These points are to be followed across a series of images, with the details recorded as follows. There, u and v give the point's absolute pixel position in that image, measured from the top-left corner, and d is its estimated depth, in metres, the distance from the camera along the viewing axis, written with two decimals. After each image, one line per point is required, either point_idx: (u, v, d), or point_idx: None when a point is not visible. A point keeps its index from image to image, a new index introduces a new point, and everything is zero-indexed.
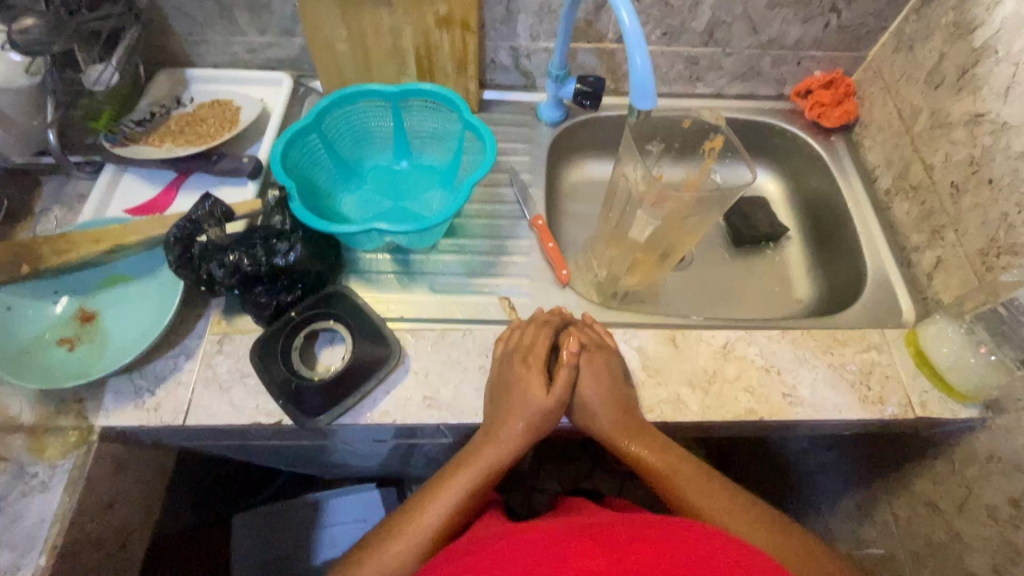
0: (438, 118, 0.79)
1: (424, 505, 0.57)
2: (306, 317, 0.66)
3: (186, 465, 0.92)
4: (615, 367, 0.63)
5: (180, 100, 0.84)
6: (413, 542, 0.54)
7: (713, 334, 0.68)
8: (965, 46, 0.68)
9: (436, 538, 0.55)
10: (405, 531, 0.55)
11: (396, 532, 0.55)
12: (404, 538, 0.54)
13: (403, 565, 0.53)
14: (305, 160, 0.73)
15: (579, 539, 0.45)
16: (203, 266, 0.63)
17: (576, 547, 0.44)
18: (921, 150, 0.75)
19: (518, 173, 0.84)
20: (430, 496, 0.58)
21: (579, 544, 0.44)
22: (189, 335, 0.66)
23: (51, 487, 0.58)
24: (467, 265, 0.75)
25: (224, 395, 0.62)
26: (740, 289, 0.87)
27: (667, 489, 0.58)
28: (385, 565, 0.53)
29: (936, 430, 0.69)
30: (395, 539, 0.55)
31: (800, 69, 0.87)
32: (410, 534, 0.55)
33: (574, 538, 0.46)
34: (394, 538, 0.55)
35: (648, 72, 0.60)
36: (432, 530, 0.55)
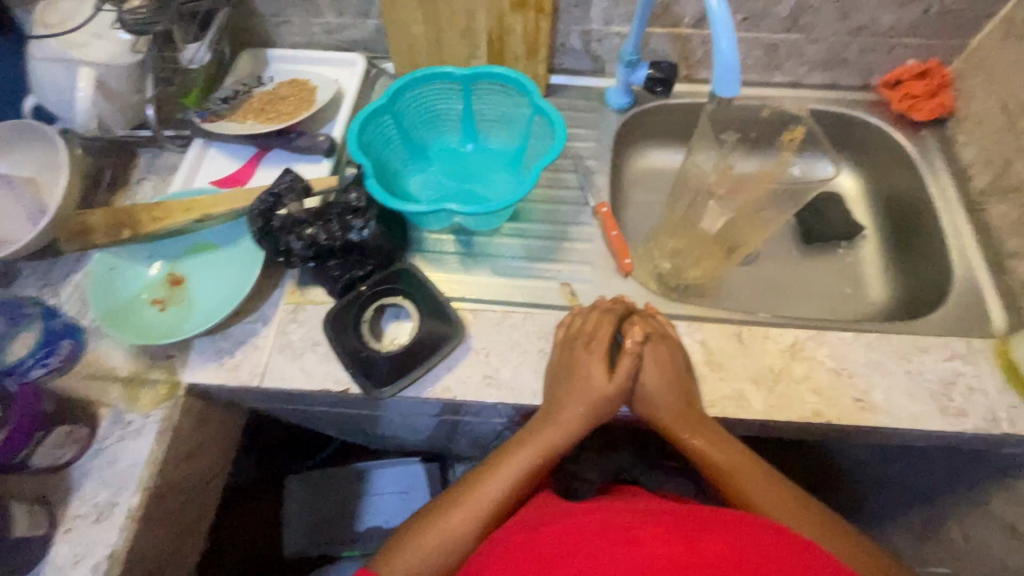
0: (507, 102, 0.79)
1: (483, 479, 0.58)
2: (375, 291, 0.68)
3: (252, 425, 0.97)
4: (679, 359, 0.62)
5: (261, 79, 0.87)
6: (472, 514, 0.56)
7: (781, 333, 0.66)
8: None
9: (494, 512, 0.57)
10: (465, 502, 0.57)
11: (456, 502, 0.57)
12: (464, 508, 0.56)
13: (462, 536, 0.55)
14: (378, 140, 0.76)
15: (645, 525, 0.45)
16: (283, 238, 0.66)
17: (642, 533, 0.44)
18: None
19: (583, 159, 0.84)
20: (488, 470, 0.59)
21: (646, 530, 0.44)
22: (266, 303, 0.70)
23: (144, 434, 0.63)
24: (529, 250, 0.76)
25: (296, 360, 0.66)
26: (808, 287, 0.84)
27: (729, 485, 0.57)
28: (446, 534, 0.55)
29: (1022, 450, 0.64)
30: (456, 509, 0.56)
31: (891, 57, 0.82)
32: (470, 504, 0.56)
33: (640, 522, 0.46)
34: (455, 508, 0.56)
35: (735, 57, 0.58)
36: (490, 503, 0.57)
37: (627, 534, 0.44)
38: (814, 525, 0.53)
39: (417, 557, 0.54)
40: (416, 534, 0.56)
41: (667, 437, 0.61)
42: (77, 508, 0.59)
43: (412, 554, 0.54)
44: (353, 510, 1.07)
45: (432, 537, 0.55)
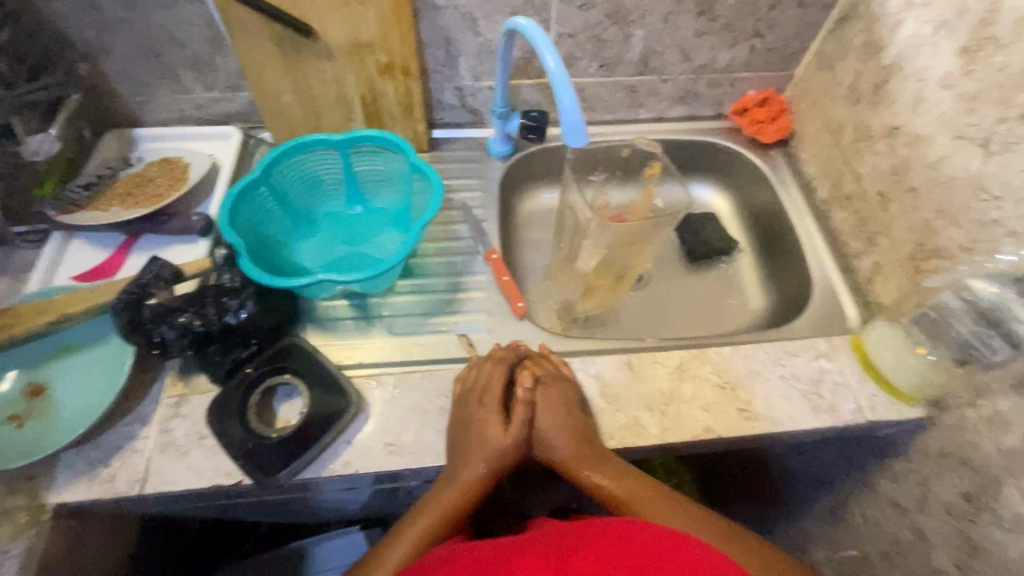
0: (386, 161, 0.80)
1: (390, 554, 0.57)
2: (261, 372, 0.65)
3: (157, 531, 0.89)
4: (573, 397, 0.64)
5: (127, 161, 0.84)
6: None
7: (668, 355, 0.69)
8: (878, 64, 0.72)
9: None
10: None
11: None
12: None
13: None
14: (256, 214, 0.74)
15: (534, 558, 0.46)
16: (154, 330, 0.62)
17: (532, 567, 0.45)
18: (850, 162, 0.78)
19: (471, 209, 0.86)
20: (393, 542, 0.57)
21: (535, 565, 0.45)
22: (144, 400, 0.65)
23: (3, 573, 0.56)
24: (424, 305, 0.76)
25: (181, 459, 0.62)
26: (698, 304, 0.89)
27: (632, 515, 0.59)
28: None
29: (891, 431, 0.70)
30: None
31: (734, 90, 0.91)
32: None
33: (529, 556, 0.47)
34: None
35: (578, 113, 0.63)
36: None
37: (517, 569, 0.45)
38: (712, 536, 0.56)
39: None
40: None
41: (573, 477, 0.62)
42: None
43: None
44: None
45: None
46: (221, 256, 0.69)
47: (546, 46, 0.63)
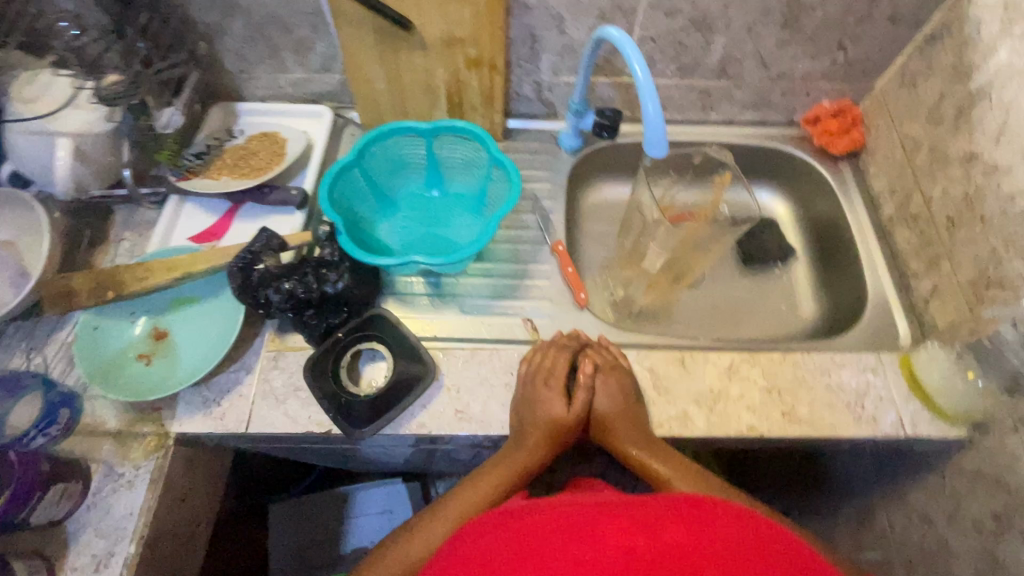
0: (467, 151, 0.86)
1: (464, 493, 0.67)
2: (351, 338, 0.74)
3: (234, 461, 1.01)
4: (629, 385, 0.70)
5: (232, 133, 0.92)
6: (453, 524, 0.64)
7: (719, 356, 0.74)
8: (964, 89, 0.71)
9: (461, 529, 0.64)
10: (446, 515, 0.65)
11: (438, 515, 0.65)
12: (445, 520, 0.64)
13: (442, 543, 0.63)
14: (350, 194, 0.81)
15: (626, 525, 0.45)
16: (261, 292, 0.71)
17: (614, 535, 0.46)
18: (921, 183, 0.79)
19: (540, 200, 0.91)
20: (468, 486, 0.67)
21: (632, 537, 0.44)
22: (248, 351, 0.75)
23: (137, 485, 0.67)
24: (493, 289, 0.82)
25: (280, 406, 0.72)
26: (750, 308, 0.93)
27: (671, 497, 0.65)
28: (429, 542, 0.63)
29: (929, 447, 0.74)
30: (423, 529, 0.64)
31: (809, 99, 0.92)
32: (439, 523, 0.64)
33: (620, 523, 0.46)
34: (425, 527, 0.64)
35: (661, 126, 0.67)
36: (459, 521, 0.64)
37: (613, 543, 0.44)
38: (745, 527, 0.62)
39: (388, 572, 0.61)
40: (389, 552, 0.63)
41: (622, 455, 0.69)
42: (75, 559, 0.63)
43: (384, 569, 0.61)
44: (337, 532, 1.11)
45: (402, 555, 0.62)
46: (321, 231, 0.76)
47: (638, 57, 0.66)
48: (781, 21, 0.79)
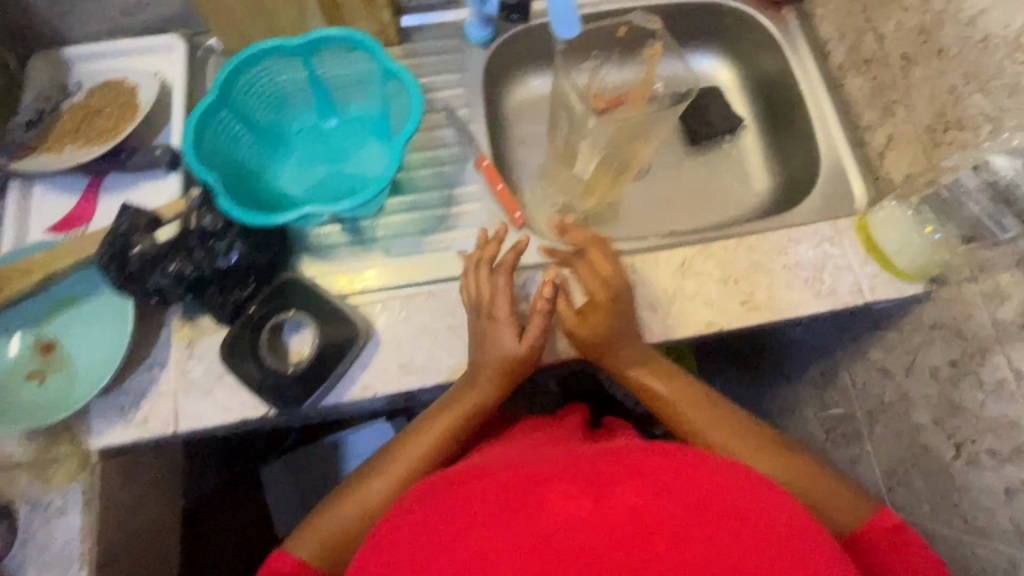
0: (355, 65, 0.71)
1: (411, 440, 0.62)
2: (266, 311, 0.64)
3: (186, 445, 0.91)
4: (625, 298, 0.64)
5: (68, 88, 0.75)
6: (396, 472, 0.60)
7: (670, 254, 0.68)
8: None
9: (417, 472, 0.60)
10: (392, 463, 0.61)
11: (383, 466, 0.61)
12: (390, 472, 0.60)
13: (381, 496, 0.59)
14: (225, 142, 0.68)
15: (575, 486, 0.40)
16: (147, 279, 0.61)
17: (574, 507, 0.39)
18: (873, 19, 0.69)
19: (455, 110, 0.78)
20: (416, 432, 0.63)
21: (583, 501, 0.39)
22: (157, 345, 0.66)
23: (70, 509, 0.62)
24: (419, 224, 0.73)
25: (206, 397, 0.65)
26: (701, 191, 0.86)
27: (663, 412, 0.64)
28: (372, 494, 0.59)
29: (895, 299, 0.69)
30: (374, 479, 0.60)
31: None
32: (393, 470, 0.60)
33: (569, 483, 0.41)
34: (377, 477, 0.60)
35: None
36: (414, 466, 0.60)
37: (561, 506, 0.39)
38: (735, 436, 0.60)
39: (334, 526, 0.57)
40: (335, 505, 0.59)
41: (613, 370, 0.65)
42: None
43: (331, 521, 0.58)
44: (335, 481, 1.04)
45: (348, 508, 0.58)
46: (195, 198, 0.64)
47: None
48: None
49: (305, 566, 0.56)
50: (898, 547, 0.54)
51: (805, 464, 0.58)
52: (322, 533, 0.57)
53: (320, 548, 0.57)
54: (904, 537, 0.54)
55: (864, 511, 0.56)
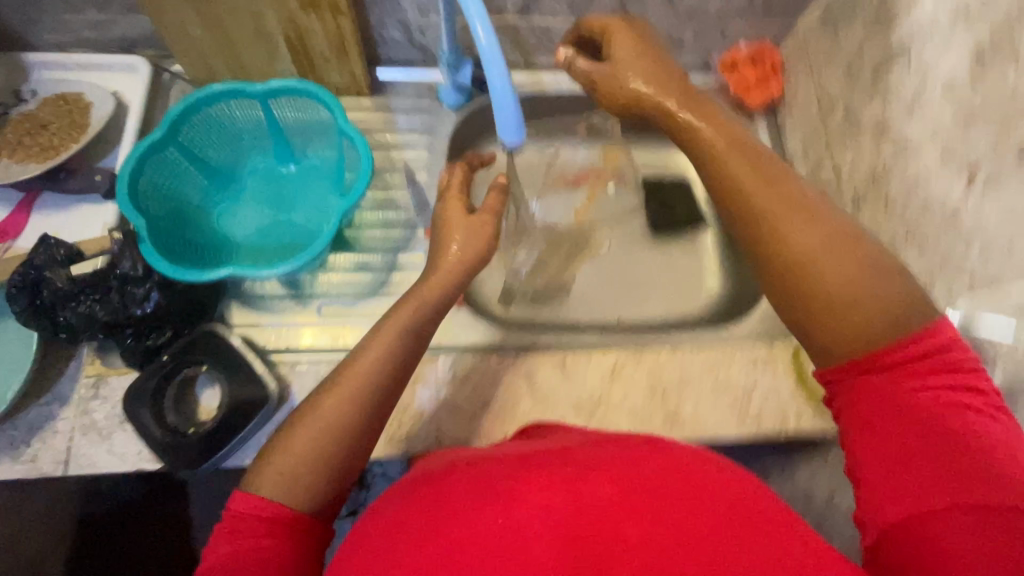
0: (315, 116, 0.71)
1: (364, 351, 0.48)
2: (177, 361, 0.62)
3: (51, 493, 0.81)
4: (754, 156, 0.50)
5: (20, 94, 0.73)
6: (352, 389, 0.46)
7: (603, 356, 0.68)
8: (883, 42, 0.60)
9: (382, 393, 0.47)
10: (341, 381, 0.46)
11: (332, 386, 0.47)
12: (342, 386, 0.46)
13: (341, 420, 0.45)
14: (167, 179, 0.66)
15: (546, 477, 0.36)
16: (56, 316, 0.60)
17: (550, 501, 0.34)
18: (833, 149, 0.70)
19: (413, 172, 0.77)
20: (367, 344, 0.49)
21: (555, 495, 0.34)
22: (62, 379, 0.64)
23: None
24: (358, 286, 0.71)
25: (103, 442, 0.62)
26: (654, 282, 0.86)
27: (748, 211, 0.47)
28: (324, 419, 0.45)
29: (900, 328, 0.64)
30: (333, 389, 0.46)
31: (723, 40, 0.79)
32: (345, 385, 0.46)
33: (540, 475, 0.36)
34: (332, 393, 0.46)
35: (512, 106, 0.52)
36: (376, 382, 0.47)
37: (532, 500, 0.34)
38: (819, 284, 0.42)
39: (291, 463, 0.43)
40: (287, 435, 0.44)
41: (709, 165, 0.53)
42: None
43: (289, 458, 0.43)
44: None
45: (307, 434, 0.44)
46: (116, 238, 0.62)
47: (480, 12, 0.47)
48: None
49: (269, 507, 0.42)
50: (934, 380, 0.38)
51: (867, 302, 0.40)
52: (284, 471, 0.43)
53: (286, 493, 0.43)
54: (973, 386, 0.38)
55: (912, 331, 0.40)
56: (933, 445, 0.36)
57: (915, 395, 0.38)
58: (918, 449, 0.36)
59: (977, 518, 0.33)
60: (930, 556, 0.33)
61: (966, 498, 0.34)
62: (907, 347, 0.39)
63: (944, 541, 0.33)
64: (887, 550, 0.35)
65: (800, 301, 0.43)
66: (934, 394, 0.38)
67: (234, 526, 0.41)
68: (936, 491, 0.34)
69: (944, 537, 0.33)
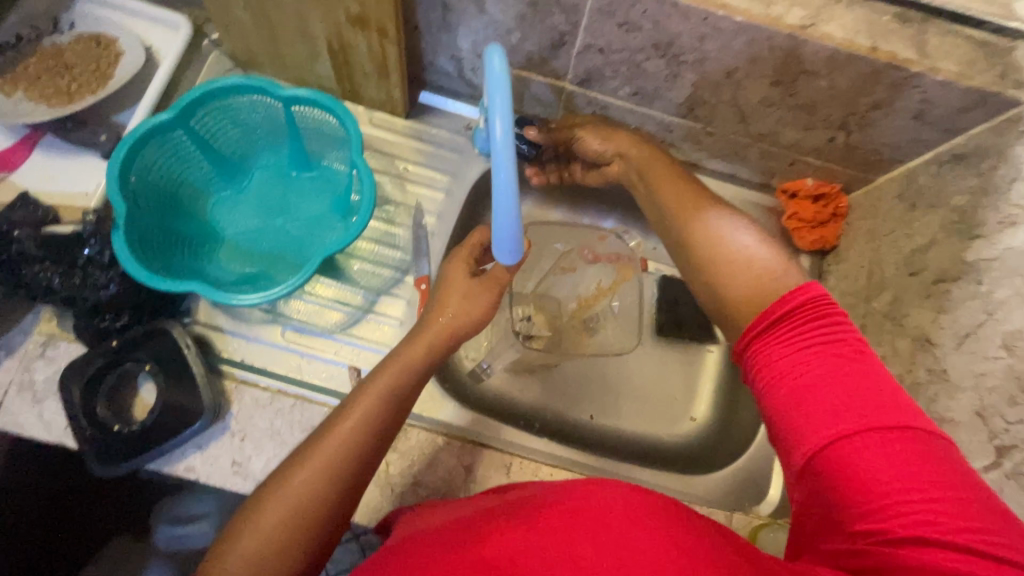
0: (335, 131, 0.67)
1: (337, 421, 0.44)
2: (123, 351, 0.60)
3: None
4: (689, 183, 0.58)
5: (57, 23, 0.71)
6: (328, 466, 0.42)
7: (552, 473, 0.63)
8: (958, 249, 0.53)
9: (357, 470, 0.43)
10: (311, 455, 0.42)
11: (301, 458, 0.42)
12: (312, 462, 0.41)
13: (312, 504, 0.40)
14: (167, 159, 0.63)
15: (507, 524, 0.38)
16: (16, 276, 0.57)
17: (509, 535, 0.36)
18: (867, 332, 0.63)
19: (422, 212, 0.73)
20: (337, 417, 0.44)
21: (517, 533, 0.36)
22: (14, 329, 0.63)
23: None
24: (330, 318, 0.68)
25: (35, 405, 0.61)
26: (643, 393, 0.80)
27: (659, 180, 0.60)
28: (293, 500, 0.40)
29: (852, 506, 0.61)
30: (303, 463, 0.41)
31: (791, 169, 0.71)
32: (318, 460, 0.41)
33: (501, 522, 0.38)
34: (300, 466, 0.42)
35: (516, 219, 0.40)
36: (352, 463, 0.42)
37: (503, 537, 0.36)
38: (728, 274, 0.49)
39: (261, 549, 0.39)
40: (254, 514, 0.40)
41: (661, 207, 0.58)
42: None
43: (253, 543, 0.39)
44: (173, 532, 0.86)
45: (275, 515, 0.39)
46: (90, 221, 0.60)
47: (503, 108, 0.37)
48: (771, 77, 0.57)
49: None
50: (824, 323, 0.41)
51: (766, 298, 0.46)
52: (250, 548, 0.39)
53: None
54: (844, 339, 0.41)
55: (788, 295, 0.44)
56: (837, 374, 0.39)
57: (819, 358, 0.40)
58: (838, 375, 0.39)
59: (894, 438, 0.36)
60: (867, 489, 0.35)
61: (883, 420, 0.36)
62: (783, 310, 0.43)
63: (860, 460, 0.36)
64: (818, 511, 0.38)
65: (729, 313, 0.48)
66: (827, 344, 0.40)
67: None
68: (860, 410, 0.37)
69: (866, 458, 0.36)
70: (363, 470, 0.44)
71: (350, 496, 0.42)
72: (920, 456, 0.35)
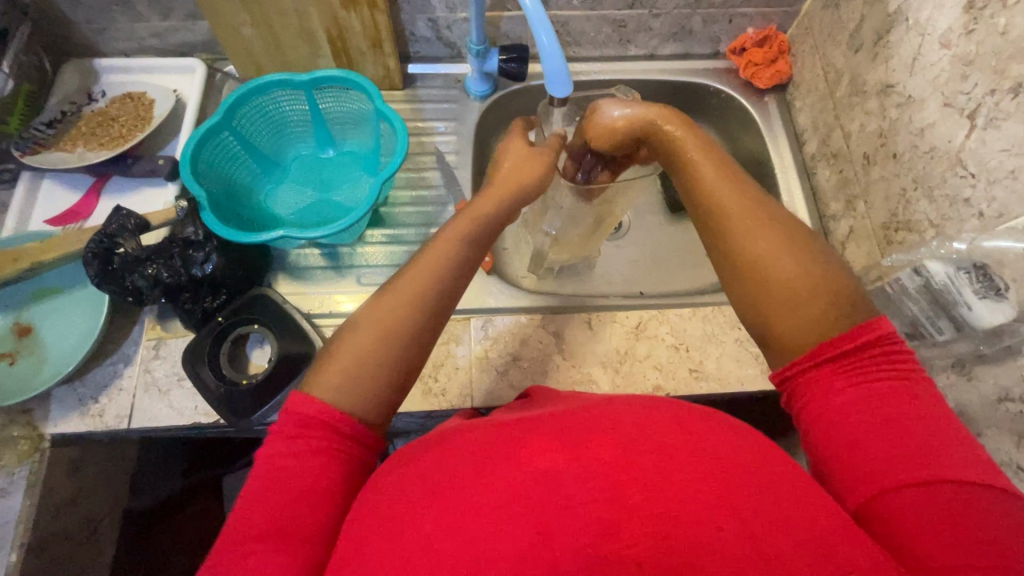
0: (352, 102, 0.77)
1: (415, 266, 0.50)
2: (229, 323, 0.68)
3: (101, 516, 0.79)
4: (754, 200, 0.50)
5: (91, 95, 0.81)
6: (412, 298, 0.48)
7: (627, 315, 0.71)
8: (882, 10, 0.65)
9: (435, 308, 0.49)
10: (398, 290, 0.48)
11: (390, 291, 0.48)
12: (397, 297, 0.48)
13: (399, 331, 0.47)
14: (222, 160, 0.73)
15: (553, 440, 0.37)
16: (126, 278, 0.65)
17: (547, 458, 0.36)
18: (841, 118, 0.73)
19: (443, 154, 0.83)
20: (415, 262, 0.51)
21: (559, 455, 0.36)
22: (126, 342, 0.69)
23: (12, 492, 0.65)
24: (392, 257, 0.76)
25: (163, 398, 0.66)
26: (678, 257, 0.89)
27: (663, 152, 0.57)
28: (382, 323, 0.46)
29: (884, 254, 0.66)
30: (390, 295, 0.48)
31: (732, 26, 0.83)
32: (405, 292, 0.48)
33: (547, 436, 0.38)
34: (387, 298, 0.48)
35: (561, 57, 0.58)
36: (432, 289, 0.49)
37: (543, 460, 0.36)
38: (777, 302, 0.45)
39: (351, 362, 0.45)
40: (347, 339, 0.46)
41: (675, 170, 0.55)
42: None
43: (345, 357, 0.45)
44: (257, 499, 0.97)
45: (368, 335, 0.46)
46: (181, 207, 0.70)
47: None
48: None
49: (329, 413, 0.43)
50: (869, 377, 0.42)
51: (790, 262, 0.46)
52: (342, 374, 0.44)
53: (350, 399, 0.44)
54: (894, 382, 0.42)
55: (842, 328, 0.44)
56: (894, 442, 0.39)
57: (880, 399, 0.41)
58: (890, 425, 0.40)
59: (920, 498, 0.36)
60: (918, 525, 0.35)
61: (908, 477, 0.37)
62: (825, 349, 0.43)
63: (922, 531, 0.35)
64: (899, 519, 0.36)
65: (770, 339, 0.46)
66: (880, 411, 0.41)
67: (292, 427, 0.43)
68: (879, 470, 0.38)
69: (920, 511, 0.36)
70: (437, 308, 0.49)
71: (429, 327, 0.48)
72: (959, 507, 0.36)
